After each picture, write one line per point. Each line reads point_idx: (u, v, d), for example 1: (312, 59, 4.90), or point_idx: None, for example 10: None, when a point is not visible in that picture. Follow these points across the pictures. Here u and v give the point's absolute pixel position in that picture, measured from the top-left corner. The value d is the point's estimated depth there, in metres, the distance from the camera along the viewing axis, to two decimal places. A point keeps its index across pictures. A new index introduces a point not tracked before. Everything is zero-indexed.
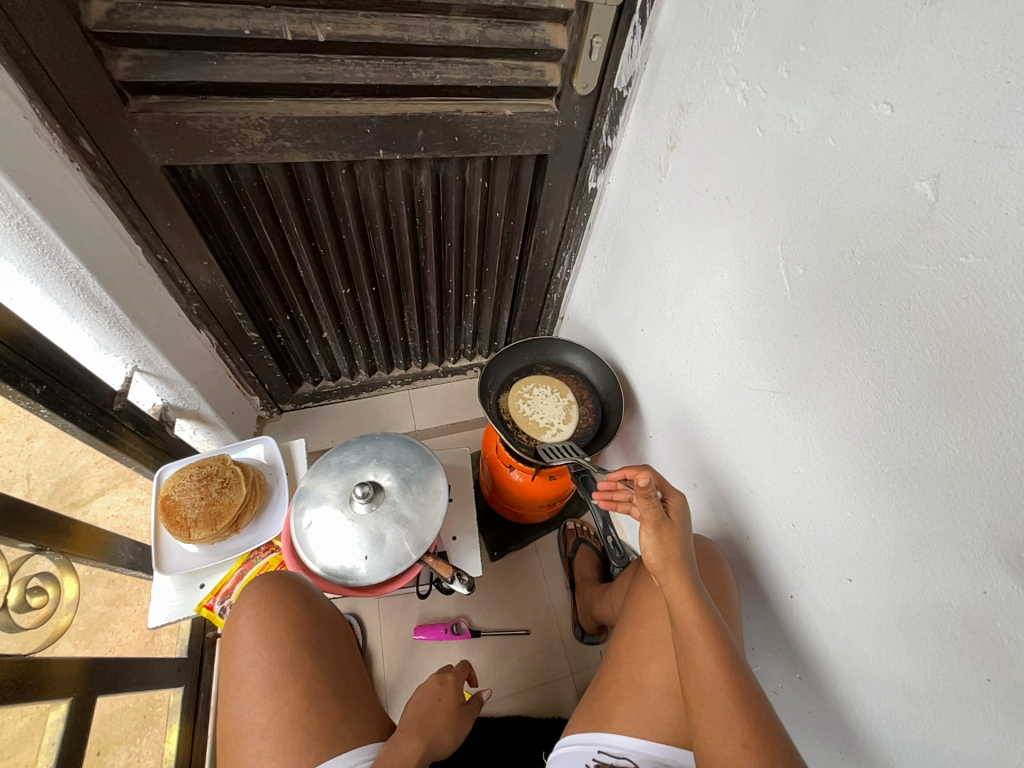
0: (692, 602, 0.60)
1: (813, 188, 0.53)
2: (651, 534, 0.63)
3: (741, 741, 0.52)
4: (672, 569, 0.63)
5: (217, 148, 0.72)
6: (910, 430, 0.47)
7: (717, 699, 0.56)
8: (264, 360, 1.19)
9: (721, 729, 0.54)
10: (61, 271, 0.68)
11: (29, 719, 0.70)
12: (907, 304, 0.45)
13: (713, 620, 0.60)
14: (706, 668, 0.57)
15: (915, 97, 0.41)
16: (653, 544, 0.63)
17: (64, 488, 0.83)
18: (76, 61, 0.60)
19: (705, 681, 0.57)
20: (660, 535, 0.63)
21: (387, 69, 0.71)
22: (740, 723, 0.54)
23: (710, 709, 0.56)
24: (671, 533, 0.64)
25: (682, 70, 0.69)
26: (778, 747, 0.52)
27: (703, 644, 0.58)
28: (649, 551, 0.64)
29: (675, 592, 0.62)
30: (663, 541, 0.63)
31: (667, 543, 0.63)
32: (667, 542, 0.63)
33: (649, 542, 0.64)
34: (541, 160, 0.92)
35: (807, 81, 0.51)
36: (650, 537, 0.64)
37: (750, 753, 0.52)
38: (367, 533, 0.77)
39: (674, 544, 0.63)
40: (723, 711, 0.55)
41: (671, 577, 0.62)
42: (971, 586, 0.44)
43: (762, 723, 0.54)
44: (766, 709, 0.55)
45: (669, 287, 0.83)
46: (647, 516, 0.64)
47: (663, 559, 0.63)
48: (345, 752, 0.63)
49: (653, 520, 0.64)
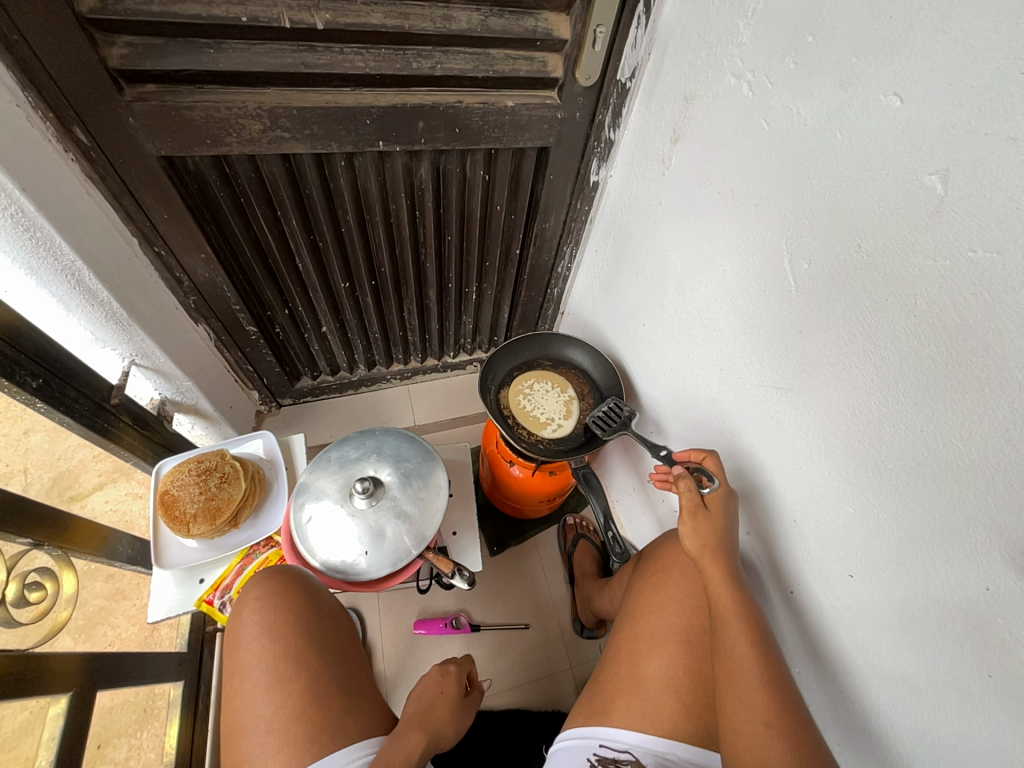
0: (728, 587, 0.61)
1: (819, 183, 0.52)
2: (687, 520, 0.65)
3: (765, 721, 0.54)
4: (709, 556, 0.63)
5: (214, 139, 0.71)
6: (914, 425, 0.47)
7: (745, 679, 0.57)
8: (263, 354, 1.18)
9: (747, 708, 0.56)
10: (56, 263, 0.67)
11: (29, 713, 0.69)
12: (913, 299, 0.45)
13: (750, 606, 0.61)
14: (738, 649, 0.59)
15: (926, 88, 0.41)
16: (688, 531, 0.65)
17: (62, 483, 0.82)
18: (70, 48, 0.58)
19: (737, 662, 0.58)
20: (696, 521, 0.65)
21: (387, 59, 0.70)
22: (766, 703, 0.55)
23: (738, 689, 0.57)
24: (709, 520, 0.65)
25: (687, 61, 0.68)
26: (799, 727, 0.54)
27: (736, 627, 0.60)
28: (686, 538, 0.65)
29: (712, 577, 0.62)
30: (699, 528, 0.65)
31: (704, 529, 0.64)
32: (703, 531, 0.64)
33: (685, 527, 0.65)
34: (543, 152, 0.91)
35: (814, 73, 0.51)
36: (686, 522, 0.65)
37: (773, 731, 0.53)
38: (367, 528, 0.77)
39: (713, 532, 0.64)
40: (750, 691, 0.56)
41: (709, 564, 0.63)
42: (974, 582, 0.44)
43: (786, 704, 0.55)
44: (785, 690, 0.56)
45: (671, 281, 0.83)
46: (683, 500, 0.66)
47: (700, 545, 0.64)
48: (345, 747, 0.62)
49: (690, 505, 0.66)
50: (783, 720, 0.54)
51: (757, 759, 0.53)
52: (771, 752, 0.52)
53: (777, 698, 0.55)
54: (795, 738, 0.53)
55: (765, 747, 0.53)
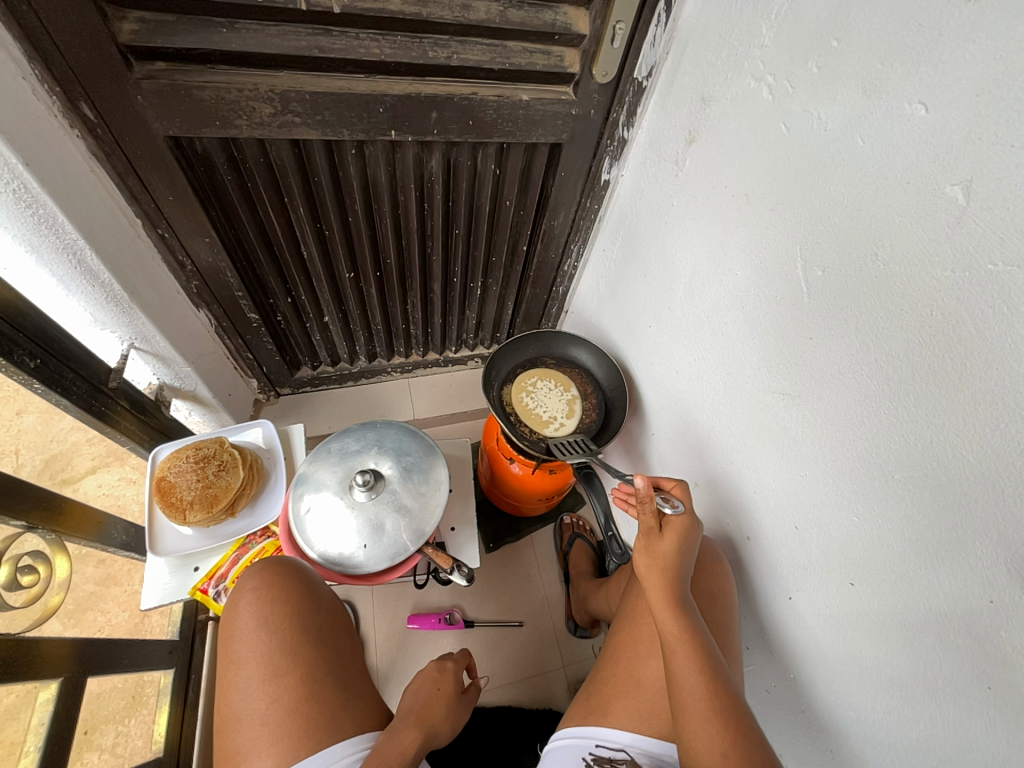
0: (673, 613, 0.62)
1: (836, 190, 0.52)
2: (641, 539, 0.67)
3: (720, 750, 0.54)
4: (657, 579, 0.64)
5: (223, 121, 0.70)
6: (923, 436, 0.47)
7: (693, 707, 0.57)
8: (263, 342, 1.17)
9: (700, 736, 0.55)
10: (58, 241, 0.66)
11: (16, 697, 0.68)
12: (929, 310, 0.44)
13: (698, 635, 0.60)
14: (689, 680, 0.58)
15: (952, 98, 0.40)
16: (641, 551, 0.67)
17: (54, 465, 0.80)
18: (79, 20, 0.57)
19: (688, 691, 0.57)
20: (648, 544, 0.66)
21: (403, 46, 0.69)
22: (721, 733, 0.54)
23: (692, 718, 0.56)
24: (661, 544, 0.66)
25: (705, 61, 0.68)
26: (756, 756, 0.53)
27: (684, 655, 0.59)
28: (639, 559, 0.67)
29: (658, 601, 0.63)
30: (651, 550, 0.66)
31: (654, 552, 0.66)
32: (654, 553, 0.66)
33: (638, 546, 0.67)
34: (555, 149, 0.91)
35: (837, 78, 0.50)
36: (640, 545, 0.67)
37: (729, 761, 0.53)
38: (366, 521, 0.77)
39: (665, 557, 0.65)
40: (703, 719, 0.55)
41: (656, 587, 0.64)
42: (977, 595, 0.44)
43: (745, 737, 0.54)
44: (739, 722, 0.55)
45: (680, 284, 0.82)
46: (643, 519, 0.67)
47: (649, 566, 0.65)
48: (343, 742, 0.62)
49: (645, 524, 0.67)
50: (737, 751, 0.53)
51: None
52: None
53: (732, 728, 0.55)
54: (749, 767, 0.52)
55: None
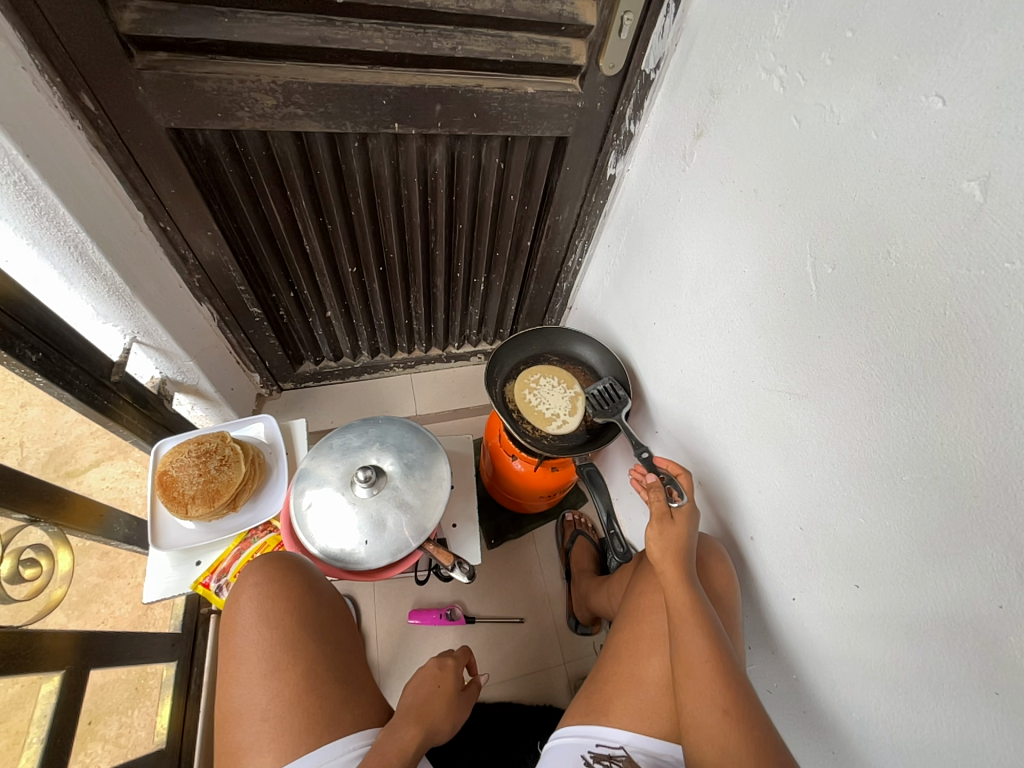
0: (684, 587, 0.63)
1: (849, 186, 0.51)
2: (654, 525, 0.68)
3: (722, 708, 0.54)
4: (670, 560, 0.65)
5: (226, 113, 0.69)
6: (932, 436, 0.46)
7: (694, 672, 0.57)
8: (266, 337, 1.16)
9: (704, 695, 0.56)
10: (59, 234, 0.66)
11: (20, 688, 0.68)
12: (942, 309, 0.44)
13: (704, 612, 0.61)
14: (694, 647, 0.58)
15: (971, 92, 0.39)
16: (654, 535, 0.68)
17: (58, 458, 0.80)
18: (79, 9, 0.56)
19: (692, 658, 0.58)
20: (662, 527, 0.68)
21: (407, 37, 0.68)
22: (720, 690, 0.55)
23: (696, 680, 0.57)
24: (673, 528, 0.68)
25: (715, 53, 0.66)
26: (756, 716, 0.54)
27: (688, 623, 0.60)
28: (651, 542, 0.68)
29: (669, 577, 0.64)
30: (664, 533, 0.68)
31: (667, 535, 0.67)
32: (666, 536, 0.67)
33: (651, 532, 0.68)
34: (560, 143, 0.89)
35: (852, 70, 0.49)
36: (653, 529, 0.68)
37: (730, 718, 0.54)
38: (368, 516, 0.76)
39: (677, 539, 0.67)
40: (708, 679, 0.56)
41: (668, 567, 0.65)
42: (986, 599, 0.44)
43: (744, 701, 0.55)
44: (736, 683, 0.56)
45: (686, 280, 0.81)
46: (653, 506, 0.70)
47: (663, 549, 0.66)
48: (343, 738, 0.62)
49: (657, 510, 0.70)
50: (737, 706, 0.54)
51: (718, 749, 0.53)
52: (733, 734, 0.53)
53: (730, 685, 0.56)
54: (749, 725, 0.53)
55: (727, 737, 0.53)
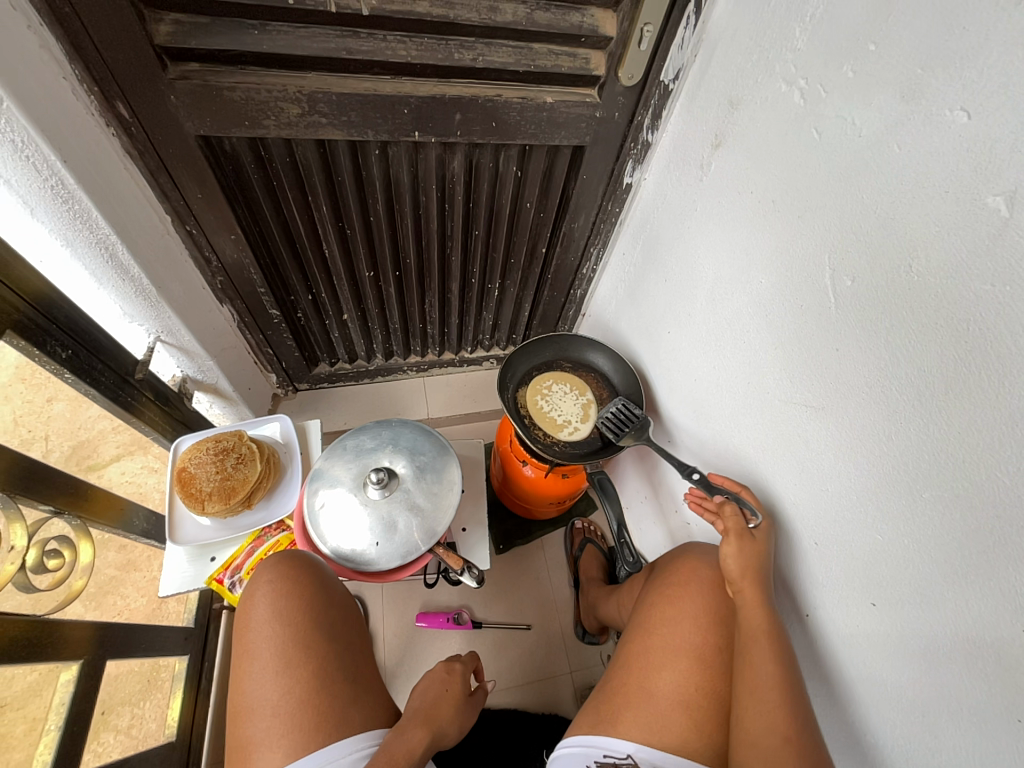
0: (763, 610, 0.64)
1: (871, 198, 0.50)
2: (733, 542, 0.67)
3: (783, 735, 0.56)
4: (749, 579, 0.65)
5: (252, 121, 0.71)
6: (955, 454, 0.45)
7: (757, 692, 0.59)
8: (284, 338, 1.19)
9: (766, 718, 0.57)
10: (92, 235, 0.68)
11: (39, 675, 0.70)
12: (966, 325, 0.43)
13: (779, 642, 0.62)
14: (764, 671, 0.60)
15: (997, 106, 0.39)
16: (734, 553, 0.66)
17: (81, 452, 0.82)
18: (117, 22, 0.59)
19: (758, 680, 0.60)
20: (741, 544, 0.67)
21: (429, 48, 0.69)
22: (784, 719, 0.57)
23: (759, 702, 0.59)
24: (754, 547, 0.66)
25: (735, 65, 0.67)
26: (815, 750, 0.55)
27: (761, 646, 0.61)
28: (729, 560, 0.67)
29: (748, 598, 0.65)
30: (744, 550, 0.66)
31: (747, 553, 0.66)
32: (746, 554, 0.66)
33: (730, 549, 0.67)
34: (578, 151, 0.90)
35: (875, 82, 0.49)
36: (733, 546, 0.67)
37: (790, 747, 0.55)
38: (379, 518, 0.77)
39: (755, 558, 0.66)
40: (772, 704, 0.58)
41: (747, 586, 0.65)
42: (1010, 623, 0.43)
43: (804, 733, 0.56)
44: (799, 715, 0.57)
45: (702, 290, 0.81)
46: (730, 522, 0.68)
47: (742, 568, 0.66)
48: (352, 737, 0.62)
49: (735, 527, 0.67)
50: (800, 738, 0.56)
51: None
52: (791, 760, 0.54)
53: (795, 715, 0.57)
54: (808, 756, 0.55)
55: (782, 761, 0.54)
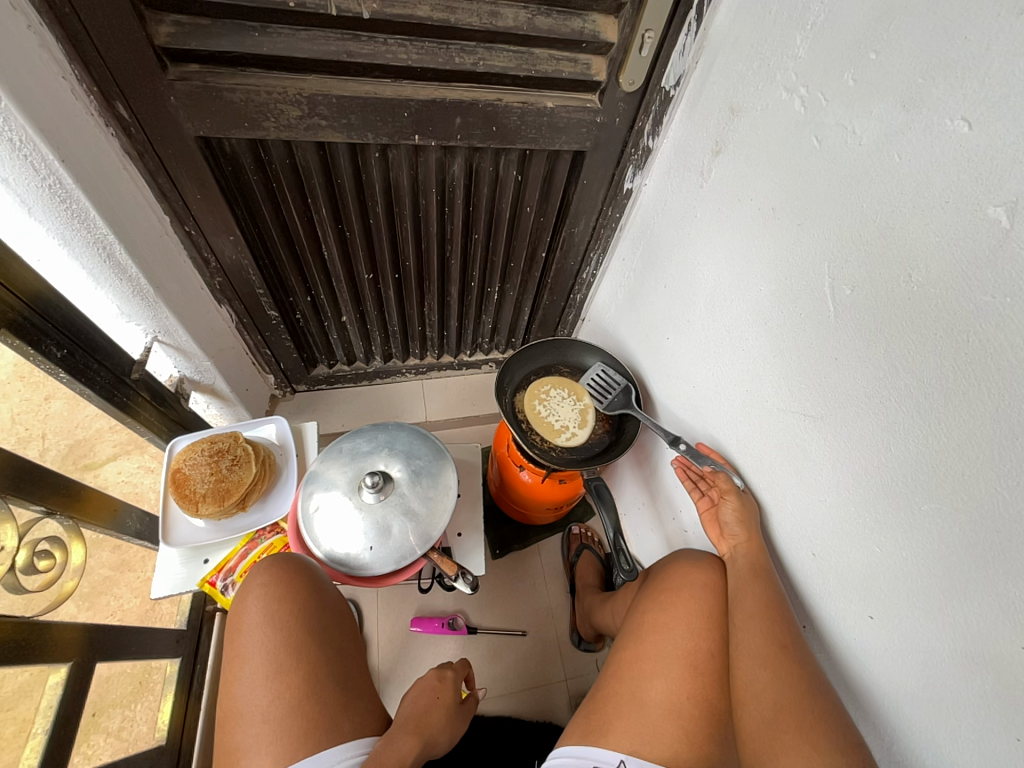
0: (754, 554, 0.69)
1: (870, 206, 0.50)
2: (732, 498, 0.71)
3: (780, 643, 0.61)
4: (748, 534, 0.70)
5: (252, 123, 0.71)
6: (956, 467, 0.44)
7: (753, 615, 0.63)
8: (282, 339, 1.18)
9: (763, 633, 0.62)
10: (89, 235, 0.68)
11: (29, 676, 0.70)
12: (966, 335, 0.42)
13: (773, 582, 0.65)
14: (762, 610, 0.63)
15: (997, 117, 0.39)
16: (734, 508, 0.71)
17: (77, 451, 0.82)
18: (117, 22, 0.58)
19: (756, 608, 0.64)
20: (740, 502, 0.71)
21: (430, 52, 0.69)
22: (779, 630, 0.62)
23: (752, 616, 0.63)
24: (751, 504, 0.71)
25: (736, 72, 0.66)
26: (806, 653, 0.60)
27: (755, 580, 0.66)
28: (728, 516, 0.71)
29: (743, 547, 0.70)
30: (743, 509, 0.71)
31: (746, 512, 0.71)
32: (745, 511, 0.71)
33: (730, 503, 0.71)
34: (578, 156, 0.90)
35: (876, 91, 0.48)
36: (732, 503, 0.71)
37: (787, 651, 0.60)
38: (374, 522, 0.77)
39: (753, 515, 0.71)
40: (768, 618, 0.62)
41: (745, 539, 0.70)
42: (1009, 639, 0.42)
43: (803, 661, 0.60)
44: (797, 638, 0.62)
45: (701, 296, 0.81)
46: (720, 481, 0.74)
47: (739, 519, 0.70)
48: (341, 745, 0.62)
49: (725, 485, 0.73)
50: (794, 644, 0.61)
51: (771, 671, 0.60)
52: (788, 663, 0.59)
53: (788, 624, 0.62)
54: (802, 657, 0.60)
55: (780, 666, 0.59)
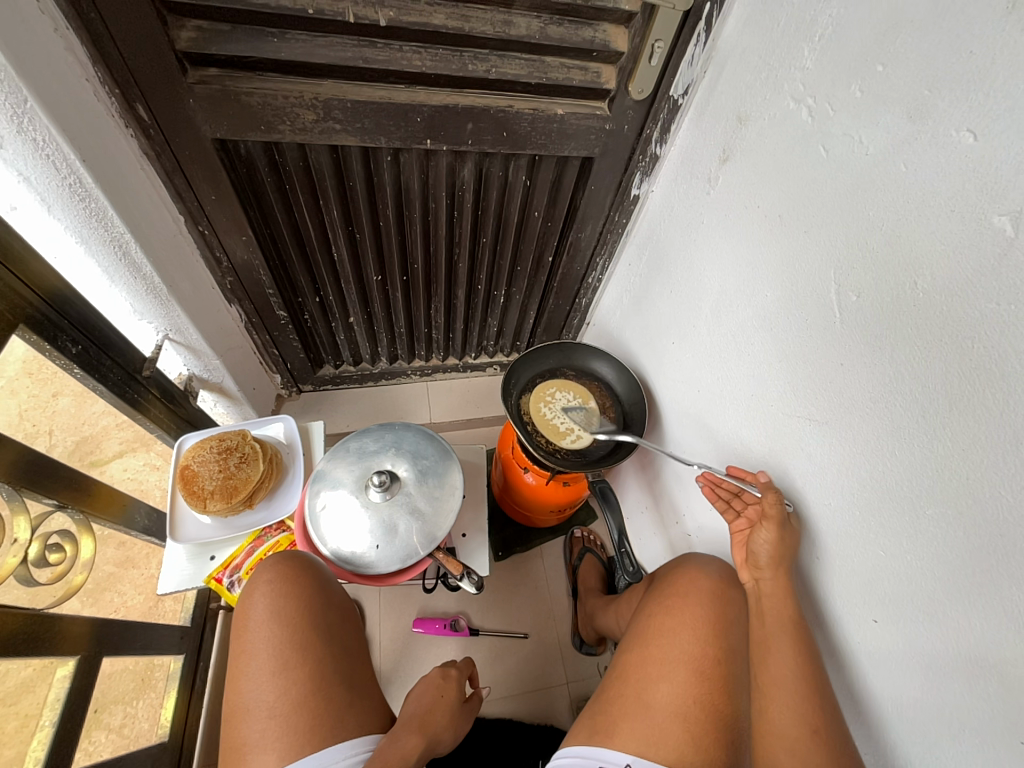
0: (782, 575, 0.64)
1: (876, 214, 0.51)
2: (773, 527, 0.63)
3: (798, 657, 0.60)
4: (780, 566, 0.64)
5: (268, 126, 0.73)
6: (960, 471, 0.45)
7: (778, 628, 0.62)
8: (290, 339, 1.19)
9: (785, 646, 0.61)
10: (106, 234, 0.69)
11: (31, 671, 0.68)
12: (971, 342, 0.43)
13: (795, 606, 0.62)
14: (779, 636, 0.61)
15: (1002, 129, 0.40)
16: (773, 539, 0.63)
17: (83, 448, 0.81)
18: (140, 26, 0.60)
19: (777, 634, 0.61)
20: (781, 532, 0.63)
21: (444, 59, 0.70)
22: (800, 645, 0.60)
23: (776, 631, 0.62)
24: (792, 536, 0.63)
25: (744, 82, 0.68)
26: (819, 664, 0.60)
27: (779, 595, 0.63)
28: (765, 546, 0.64)
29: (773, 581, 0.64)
30: (782, 539, 0.63)
31: (784, 542, 0.63)
32: (784, 541, 0.63)
33: (772, 533, 0.63)
34: (586, 162, 0.91)
35: (883, 102, 0.49)
36: (771, 532, 0.63)
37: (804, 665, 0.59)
38: (380, 521, 0.77)
39: (790, 545, 0.63)
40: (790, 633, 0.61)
41: (778, 572, 0.64)
42: (1013, 643, 0.42)
43: (817, 684, 0.59)
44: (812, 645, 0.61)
45: (707, 303, 0.81)
46: (766, 503, 0.64)
47: (775, 550, 0.63)
48: (347, 741, 0.62)
49: (770, 510, 0.63)
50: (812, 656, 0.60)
51: (789, 688, 0.59)
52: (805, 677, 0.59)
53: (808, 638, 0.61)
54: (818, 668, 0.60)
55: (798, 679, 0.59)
